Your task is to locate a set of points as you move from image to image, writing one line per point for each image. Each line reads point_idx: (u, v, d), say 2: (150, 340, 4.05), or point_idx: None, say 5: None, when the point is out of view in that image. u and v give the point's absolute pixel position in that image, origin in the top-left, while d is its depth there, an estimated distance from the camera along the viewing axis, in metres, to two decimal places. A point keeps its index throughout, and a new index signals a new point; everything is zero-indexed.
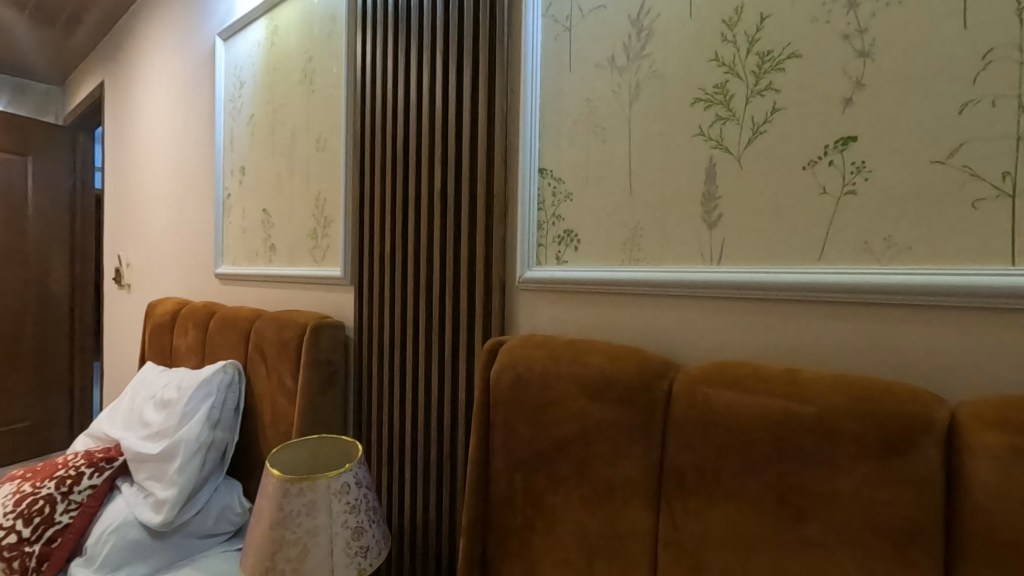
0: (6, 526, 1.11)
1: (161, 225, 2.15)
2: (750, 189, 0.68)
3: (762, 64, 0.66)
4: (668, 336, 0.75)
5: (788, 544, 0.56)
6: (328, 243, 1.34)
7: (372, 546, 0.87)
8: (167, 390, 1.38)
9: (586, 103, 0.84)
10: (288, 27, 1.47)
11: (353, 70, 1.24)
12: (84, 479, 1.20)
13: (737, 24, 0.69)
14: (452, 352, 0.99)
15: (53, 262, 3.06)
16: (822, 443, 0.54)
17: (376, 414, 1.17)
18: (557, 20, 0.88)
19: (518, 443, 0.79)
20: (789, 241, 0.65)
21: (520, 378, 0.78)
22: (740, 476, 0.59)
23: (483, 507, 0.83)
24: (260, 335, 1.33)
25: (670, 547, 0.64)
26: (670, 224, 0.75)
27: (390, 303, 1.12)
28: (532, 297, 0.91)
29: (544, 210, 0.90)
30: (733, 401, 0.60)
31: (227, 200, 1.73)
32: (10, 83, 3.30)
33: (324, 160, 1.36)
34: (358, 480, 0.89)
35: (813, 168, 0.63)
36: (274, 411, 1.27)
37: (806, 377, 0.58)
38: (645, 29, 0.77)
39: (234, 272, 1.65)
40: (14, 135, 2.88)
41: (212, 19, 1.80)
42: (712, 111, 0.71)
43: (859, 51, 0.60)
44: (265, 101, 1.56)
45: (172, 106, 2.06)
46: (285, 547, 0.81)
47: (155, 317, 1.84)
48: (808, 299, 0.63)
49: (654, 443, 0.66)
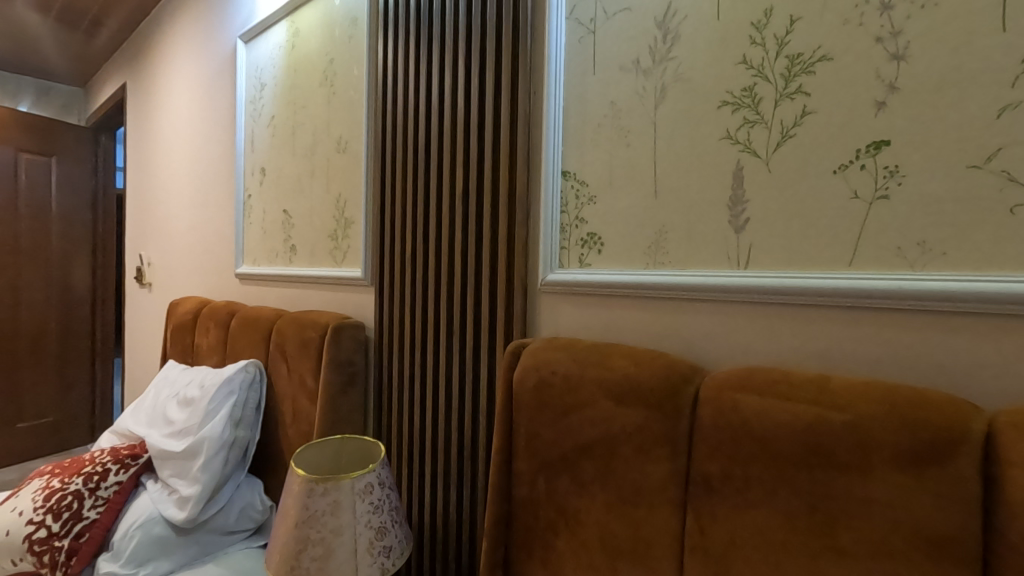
0: (36, 521, 1.13)
1: (183, 225, 2.18)
2: (779, 193, 0.67)
3: (791, 67, 0.66)
4: (694, 340, 0.74)
5: (819, 552, 0.55)
6: (349, 244, 1.35)
7: (395, 546, 0.88)
8: (190, 389, 1.40)
9: (611, 106, 0.84)
10: (309, 30, 1.49)
11: (375, 72, 1.25)
12: (111, 475, 1.22)
13: (766, 26, 0.68)
14: (473, 353, 1.00)
15: (75, 260, 3.12)
16: (855, 450, 0.53)
17: (397, 415, 1.18)
18: (581, 23, 0.88)
19: (541, 446, 0.79)
20: (819, 245, 0.64)
21: (543, 380, 0.79)
22: (769, 483, 0.58)
23: (506, 509, 0.83)
24: (282, 336, 1.34)
25: (696, 552, 0.64)
26: (696, 228, 0.74)
27: (411, 304, 1.13)
28: (554, 300, 0.91)
29: (567, 212, 0.90)
30: (762, 408, 0.60)
31: (247, 201, 1.75)
32: (35, 86, 3.37)
33: (345, 161, 1.37)
34: (382, 480, 0.89)
35: (844, 172, 0.62)
36: (295, 410, 1.28)
37: (838, 384, 0.57)
38: (671, 31, 0.77)
39: (254, 272, 1.66)
40: (39, 136, 2.94)
41: (233, 21, 1.82)
42: (740, 115, 0.70)
43: (893, 54, 0.59)
44: (287, 104, 1.57)
45: (194, 107, 2.08)
46: (310, 546, 0.82)
47: (177, 317, 1.87)
48: (839, 305, 0.62)
49: (681, 449, 0.66)
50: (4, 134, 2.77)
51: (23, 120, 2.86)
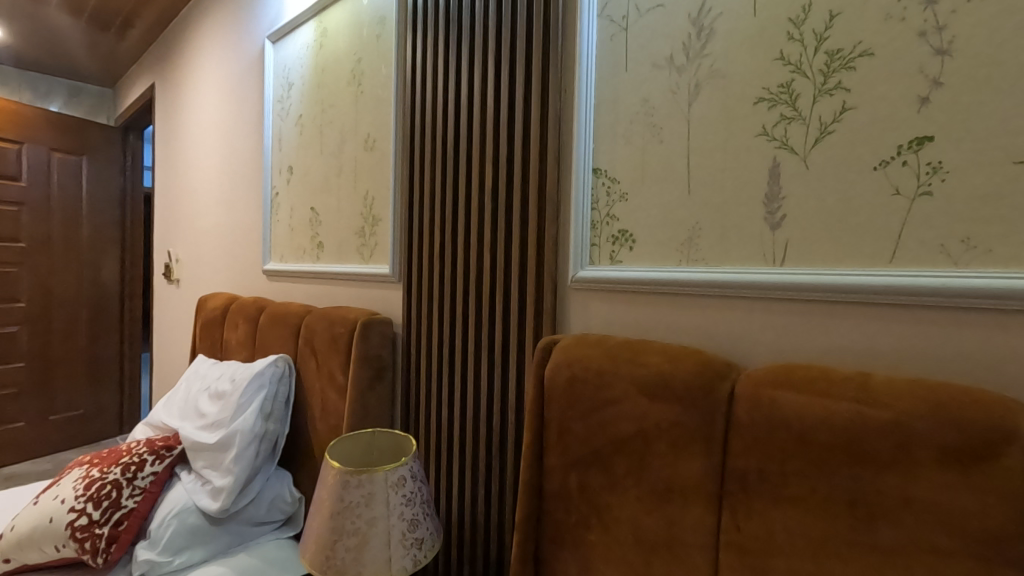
0: (77, 509, 1.15)
1: (211, 222, 2.22)
2: (818, 189, 0.67)
3: (830, 63, 0.65)
4: (728, 337, 0.75)
5: (859, 548, 0.55)
6: (376, 241, 1.37)
7: (427, 539, 0.89)
8: (221, 382, 1.43)
9: (643, 103, 0.84)
10: (337, 30, 1.50)
11: (404, 71, 1.26)
12: (147, 466, 1.24)
13: (804, 22, 0.68)
14: (502, 349, 1.01)
15: (104, 257, 3.19)
16: (898, 447, 0.53)
17: (425, 410, 1.19)
18: (613, 20, 0.88)
19: (573, 441, 0.80)
20: (858, 243, 0.64)
21: (575, 376, 0.79)
22: (808, 480, 0.58)
23: (537, 503, 0.84)
24: (311, 331, 1.37)
25: (732, 548, 0.64)
26: (732, 224, 0.74)
27: (439, 300, 1.14)
28: (584, 296, 0.91)
29: (598, 209, 0.90)
30: (801, 405, 0.59)
31: (275, 199, 1.78)
32: (67, 87, 3.46)
33: (373, 159, 1.38)
34: (414, 473, 0.90)
35: (885, 168, 0.62)
36: (325, 405, 1.31)
37: (878, 381, 0.57)
38: (705, 28, 0.77)
39: (282, 269, 1.69)
40: (71, 136, 3.01)
41: (262, 21, 1.85)
42: (777, 111, 0.70)
43: (937, 49, 0.59)
44: (314, 102, 1.59)
45: (222, 107, 2.12)
46: (345, 536, 0.84)
47: (206, 312, 1.91)
48: (879, 302, 0.62)
49: (716, 445, 0.66)
50: (38, 134, 2.86)
51: (55, 120, 2.94)
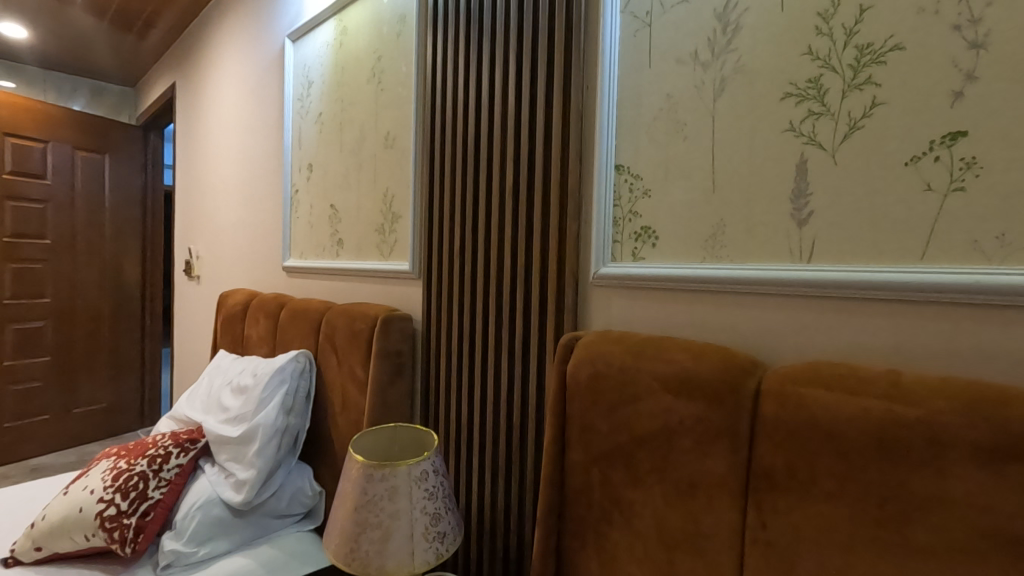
0: (106, 499, 1.17)
1: (231, 220, 2.25)
2: (847, 185, 0.66)
3: (861, 57, 0.65)
4: (753, 334, 0.74)
5: (888, 547, 0.55)
6: (396, 237, 1.38)
7: (448, 532, 0.90)
8: (244, 377, 1.45)
9: (667, 99, 0.84)
10: (357, 28, 1.52)
11: (424, 69, 1.27)
12: (173, 458, 1.26)
13: (834, 16, 0.67)
14: (523, 345, 1.01)
15: (126, 254, 3.25)
16: (930, 446, 0.53)
17: (445, 405, 1.20)
18: (636, 16, 0.88)
19: (595, 438, 0.80)
20: (888, 239, 0.63)
21: (597, 372, 0.79)
22: (837, 479, 0.58)
23: (559, 498, 0.85)
24: (331, 327, 1.38)
25: (757, 545, 0.64)
26: (757, 221, 0.74)
27: (459, 296, 1.15)
28: (606, 293, 0.91)
29: (620, 206, 0.90)
30: (830, 402, 0.59)
31: (295, 196, 1.80)
32: (89, 87, 3.52)
33: (393, 157, 1.39)
34: (436, 468, 0.91)
35: (916, 164, 0.61)
36: (345, 400, 1.32)
37: (910, 379, 0.56)
38: (732, 23, 0.76)
39: (302, 266, 1.71)
40: (94, 135, 3.07)
41: (282, 21, 1.87)
42: (804, 106, 0.69)
43: (971, 42, 0.58)
44: (334, 100, 1.61)
45: (243, 106, 2.15)
46: (368, 529, 0.85)
47: (228, 307, 1.93)
48: (910, 299, 0.61)
49: (742, 442, 0.66)
50: (62, 133, 2.92)
51: (79, 119, 2.99)
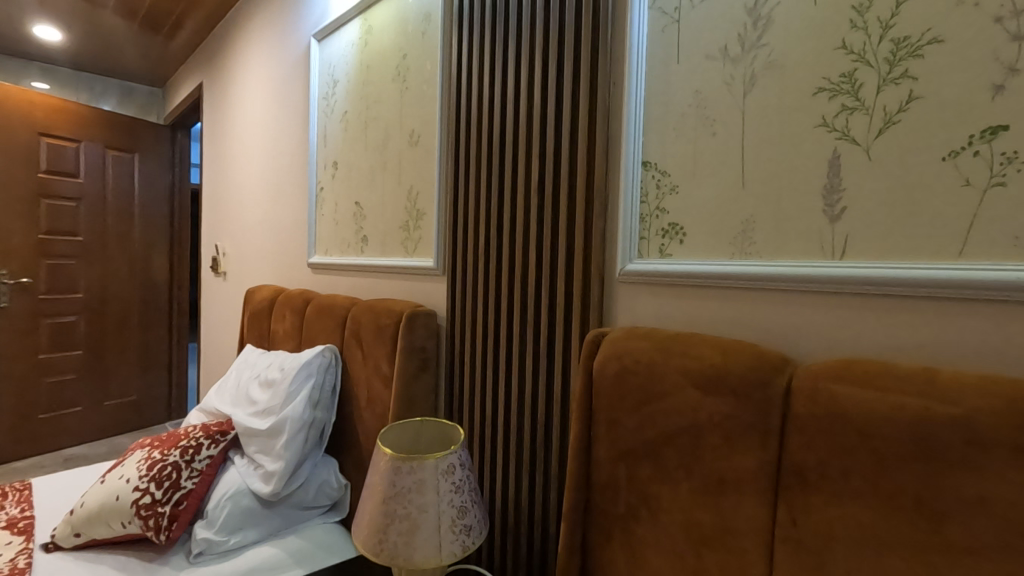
0: (141, 488, 1.20)
1: (257, 217, 2.29)
2: (883, 180, 0.65)
3: (897, 51, 0.64)
4: (783, 330, 0.74)
5: (921, 547, 0.55)
6: (420, 234, 1.39)
7: (474, 526, 0.91)
8: (271, 371, 1.48)
9: (695, 95, 0.83)
10: (382, 27, 1.53)
11: (449, 67, 1.28)
12: (204, 449, 1.28)
13: (869, 9, 0.66)
14: (548, 341, 1.02)
15: (155, 251, 3.33)
16: (969, 444, 0.52)
17: (469, 400, 1.22)
18: (664, 12, 0.87)
19: (622, 434, 0.80)
20: (925, 236, 0.62)
21: (625, 368, 0.80)
22: (871, 477, 0.58)
23: (584, 494, 0.86)
24: (356, 322, 1.40)
25: (788, 543, 0.64)
26: (788, 216, 0.73)
27: (484, 292, 1.16)
28: (632, 290, 0.91)
29: (647, 203, 0.90)
30: (864, 400, 0.59)
31: (320, 194, 1.83)
32: (119, 87, 3.60)
33: (417, 154, 1.41)
34: (462, 462, 0.92)
35: (955, 159, 0.60)
36: (370, 394, 1.34)
37: (946, 377, 0.56)
38: (763, 18, 0.76)
39: (327, 262, 1.74)
40: (124, 135, 3.15)
41: (308, 20, 1.89)
42: (838, 101, 0.69)
43: (1013, 34, 0.56)
44: (359, 98, 1.63)
45: (269, 105, 2.18)
46: (396, 521, 0.86)
47: (254, 303, 1.97)
48: (947, 296, 0.60)
49: (773, 440, 0.65)
50: (94, 133, 3.00)
51: (109, 119, 3.07)
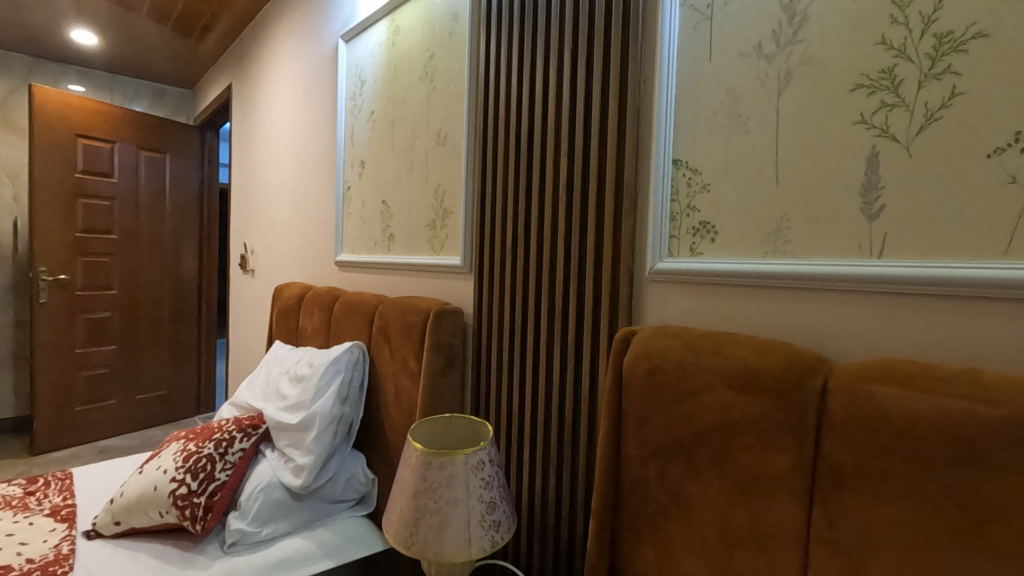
0: (178, 479, 1.23)
1: (285, 216, 2.34)
2: (922, 178, 0.64)
3: (939, 46, 0.63)
4: (818, 329, 0.73)
5: (961, 550, 0.54)
6: (447, 233, 1.40)
7: (503, 522, 0.92)
8: (301, 366, 1.51)
9: (728, 93, 0.83)
10: (410, 28, 1.55)
11: (476, 68, 1.29)
12: (236, 443, 1.31)
13: (909, 4, 0.65)
14: (576, 338, 1.02)
15: (184, 249, 3.42)
16: (1016, 447, 0.51)
17: (496, 395, 1.23)
18: (696, 9, 0.87)
19: (652, 432, 0.80)
20: (968, 235, 0.61)
21: (655, 366, 0.79)
22: (910, 479, 0.57)
23: (613, 491, 0.86)
24: (384, 319, 1.42)
25: (823, 544, 0.64)
26: (823, 215, 0.72)
27: (512, 289, 1.17)
28: (662, 288, 0.91)
29: (677, 201, 0.89)
30: (903, 400, 0.58)
31: (347, 192, 1.86)
32: (151, 88, 3.69)
33: (444, 153, 1.42)
34: (491, 458, 0.93)
35: (1000, 156, 0.59)
36: (398, 390, 1.36)
37: (990, 378, 0.55)
38: (798, 14, 0.75)
39: (354, 260, 1.76)
40: (156, 136, 3.23)
41: (336, 22, 1.92)
42: (877, 98, 0.68)
43: None
44: (386, 98, 1.65)
45: (297, 105, 2.22)
46: (427, 515, 0.88)
47: (283, 300, 2.01)
48: (992, 297, 0.59)
49: (808, 440, 0.65)
50: (127, 134, 3.08)
51: (142, 120, 3.15)
